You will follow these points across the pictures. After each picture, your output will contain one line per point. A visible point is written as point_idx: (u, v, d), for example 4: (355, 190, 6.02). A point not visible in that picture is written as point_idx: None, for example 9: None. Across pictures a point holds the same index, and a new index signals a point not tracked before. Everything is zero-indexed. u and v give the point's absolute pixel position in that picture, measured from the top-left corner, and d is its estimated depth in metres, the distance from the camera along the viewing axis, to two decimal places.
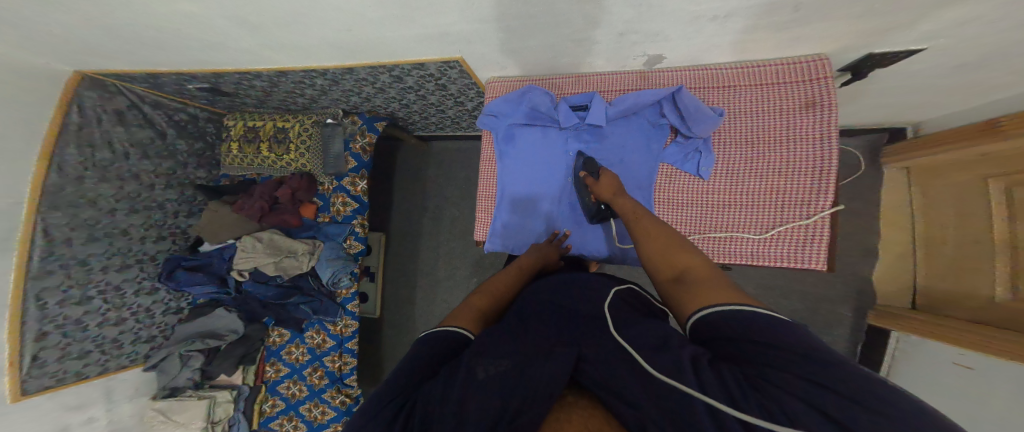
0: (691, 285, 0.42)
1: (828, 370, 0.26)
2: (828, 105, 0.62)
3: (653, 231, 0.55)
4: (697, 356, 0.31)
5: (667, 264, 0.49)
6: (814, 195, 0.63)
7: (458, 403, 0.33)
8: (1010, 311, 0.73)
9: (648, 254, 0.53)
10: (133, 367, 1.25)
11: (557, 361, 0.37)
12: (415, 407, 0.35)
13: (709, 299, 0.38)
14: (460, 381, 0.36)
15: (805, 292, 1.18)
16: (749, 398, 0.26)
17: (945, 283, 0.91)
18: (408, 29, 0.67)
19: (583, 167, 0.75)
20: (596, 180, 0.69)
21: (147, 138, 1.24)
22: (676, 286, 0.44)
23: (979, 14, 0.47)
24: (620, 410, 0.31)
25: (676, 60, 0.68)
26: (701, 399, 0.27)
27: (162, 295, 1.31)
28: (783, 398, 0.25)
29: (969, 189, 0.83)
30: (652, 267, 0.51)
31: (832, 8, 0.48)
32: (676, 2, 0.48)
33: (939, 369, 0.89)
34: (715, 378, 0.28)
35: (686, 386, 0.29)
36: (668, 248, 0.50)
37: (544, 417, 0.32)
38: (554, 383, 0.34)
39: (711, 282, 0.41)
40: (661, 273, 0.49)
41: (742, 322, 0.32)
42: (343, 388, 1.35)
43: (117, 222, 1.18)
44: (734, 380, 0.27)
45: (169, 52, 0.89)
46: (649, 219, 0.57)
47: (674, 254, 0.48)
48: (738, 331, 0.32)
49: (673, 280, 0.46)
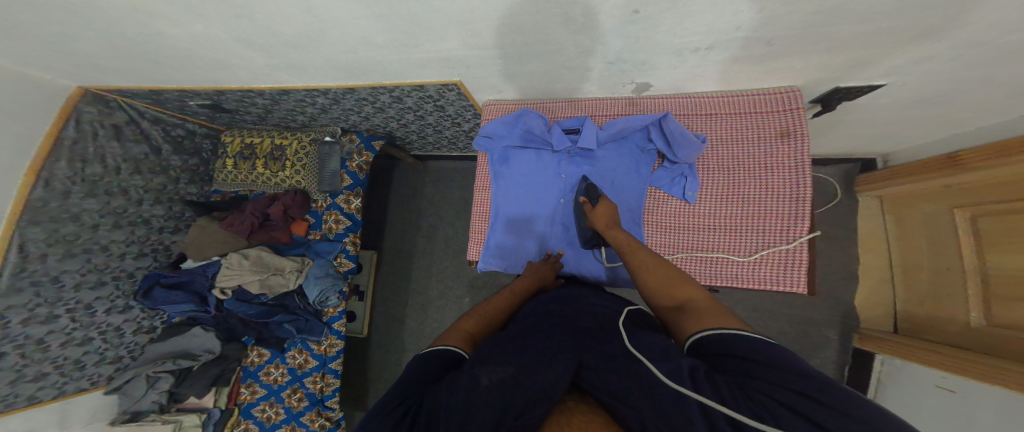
0: (690, 314, 0.43)
1: (824, 388, 0.27)
2: (801, 134, 0.65)
3: (653, 265, 0.55)
4: (693, 368, 0.32)
5: (667, 295, 0.49)
6: (793, 221, 0.66)
7: (464, 407, 0.33)
8: (989, 337, 0.73)
9: (649, 284, 0.53)
10: (92, 390, 1.18)
11: (557, 369, 0.38)
12: (420, 415, 0.35)
13: (705, 324, 0.39)
14: (463, 395, 0.35)
15: (792, 314, 1.18)
16: (740, 402, 0.28)
17: (922, 308, 0.92)
18: (410, 54, 0.70)
19: (585, 192, 0.74)
20: (593, 207, 0.69)
21: (142, 154, 1.24)
22: (676, 315, 0.45)
23: (933, 53, 0.51)
24: (620, 410, 0.32)
25: (663, 88, 0.72)
26: (693, 397, 0.29)
27: (134, 313, 1.25)
28: (777, 409, 0.26)
29: (939, 218, 0.87)
30: (655, 298, 0.51)
31: (801, 44, 0.52)
32: (660, 35, 0.53)
33: (921, 391, 0.88)
34: (712, 388, 0.30)
35: (681, 386, 0.30)
36: (668, 281, 0.51)
37: (544, 420, 0.32)
38: (556, 387, 0.35)
39: (714, 310, 0.41)
40: (665, 304, 0.49)
41: (736, 343, 0.34)
42: (323, 411, 1.30)
43: (100, 237, 1.15)
44: (729, 389, 0.29)
45: (175, 70, 0.91)
46: (645, 254, 0.57)
47: (675, 287, 0.49)
48: (731, 351, 0.34)
49: (675, 310, 0.46)
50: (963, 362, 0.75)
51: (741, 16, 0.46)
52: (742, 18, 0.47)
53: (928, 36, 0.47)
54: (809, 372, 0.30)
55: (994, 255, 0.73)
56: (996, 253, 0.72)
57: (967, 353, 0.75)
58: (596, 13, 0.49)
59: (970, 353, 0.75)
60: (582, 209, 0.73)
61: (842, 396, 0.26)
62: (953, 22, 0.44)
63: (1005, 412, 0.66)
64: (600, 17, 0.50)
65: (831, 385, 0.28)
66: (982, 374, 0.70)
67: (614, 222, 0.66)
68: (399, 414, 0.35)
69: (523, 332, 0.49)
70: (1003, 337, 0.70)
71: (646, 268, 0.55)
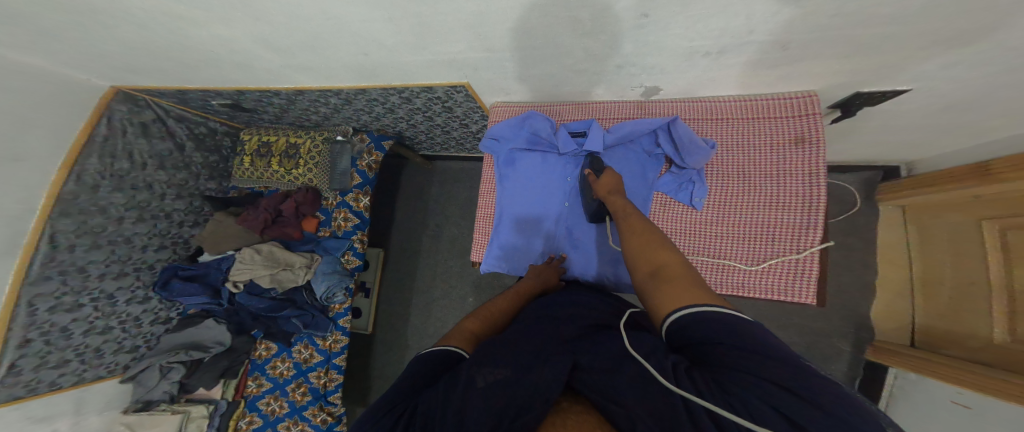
0: (665, 284, 0.42)
1: (802, 377, 0.27)
2: (816, 141, 0.63)
3: (638, 231, 0.54)
4: (676, 364, 0.33)
5: (646, 262, 0.48)
6: (803, 230, 0.63)
7: (459, 412, 0.33)
8: (1010, 354, 0.69)
9: (630, 253, 0.52)
10: (109, 378, 1.23)
11: (553, 369, 0.38)
12: (415, 417, 0.35)
13: (679, 301, 0.38)
14: (459, 395, 0.35)
15: (803, 326, 1.14)
16: (717, 396, 0.28)
17: (942, 322, 0.87)
18: (420, 56, 0.71)
19: (590, 165, 0.75)
20: (598, 178, 0.69)
21: (166, 150, 1.29)
22: (650, 283, 0.45)
23: (962, 58, 0.49)
24: (611, 410, 0.32)
25: (672, 92, 0.71)
26: (678, 394, 0.29)
27: (153, 304, 1.30)
28: (750, 399, 0.26)
29: (966, 229, 0.82)
30: (631, 265, 0.51)
31: (817, 48, 0.51)
32: (670, 38, 0.52)
33: (936, 410, 0.84)
34: (691, 380, 0.30)
35: (667, 383, 0.31)
36: (647, 247, 0.50)
37: (540, 421, 0.32)
38: (550, 389, 0.35)
39: (690, 283, 0.40)
40: (639, 270, 0.48)
41: (710, 324, 0.33)
42: (326, 406, 1.31)
43: (123, 229, 1.20)
44: (706, 383, 0.29)
45: (199, 70, 0.95)
46: (637, 219, 0.56)
47: (653, 252, 0.48)
48: (705, 335, 0.33)
49: (650, 276, 0.45)
50: (978, 378, 0.71)
51: (757, 20, 0.45)
52: (758, 21, 0.46)
53: (958, 40, 0.45)
54: (789, 360, 0.29)
55: (1022, 268, 0.68)
56: None
57: (985, 369, 0.71)
58: (607, 16, 0.49)
59: (989, 369, 0.71)
60: (587, 182, 0.73)
61: (820, 389, 0.26)
62: (986, 25, 0.42)
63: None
64: (611, 20, 0.50)
65: (810, 375, 0.27)
66: (1000, 392, 0.66)
67: (616, 189, 0.66)
68: (392, 423, 0.35)
69: (521, 332, 0.49)
70: None
71: (631, 233, 0.55)
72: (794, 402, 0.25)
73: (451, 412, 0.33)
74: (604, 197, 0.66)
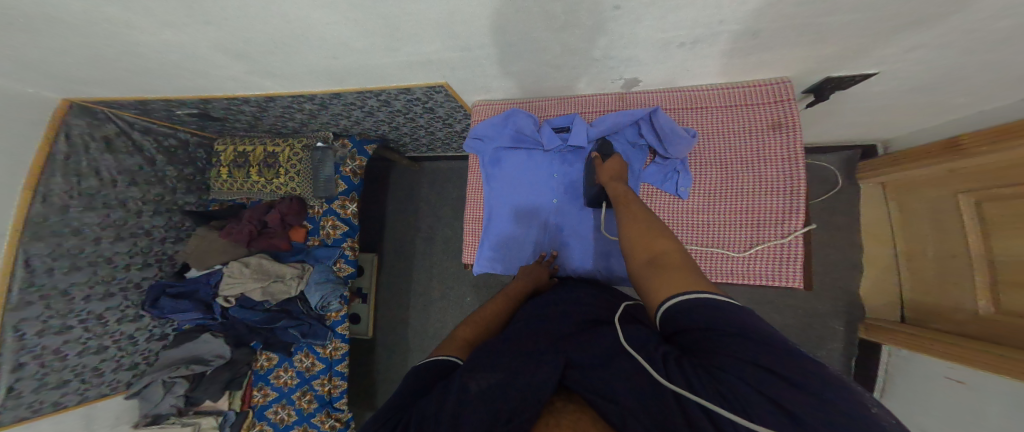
0: (664, 271, 0.43)
1: (791, 363, 0.28)
2: (793, 127, 0.64)
3: (636, 219, 0.54)
4: (666, 353, 0.34)
5: (643, 248, 0.49)
6: (786, 214, 0.65)
7: (453, 417, 0.33)
8: (998, 324, 0.73)
9: (627, 238, 0.53)
10: (113, 395, 1.22)
11: (546, 368, 0.38)
12: (409, 423, 0.36)
13: (677, 285, 0.39)
14: (453, 398, 0.35)
15: (796, 307, 1.18)
16: (708, 387, 0.28)
17: (928, 297, 0.92)
18: (394, 58, 0.69)
19: (597, 149, 0.73)
20: (603, 162, 0.68)
21: (136, 165, 1.24)
22: (647, 270, 0.45)
23: (924, 41, 0.49)
24: (604, 407, 0.32)
25: (653, 83, 0.70)
26: (670, 387, 0.30)
27: (145, 321, 1.27)
28: (738, 384, 0.27)
29: (942, 205, 0.86)
30: (627, 251, 0.51)
31: (785, 36, 0.50)
32: (645, 30, 0.51)
33: (932, 385, 0.88)
34: (679, 369, 0.31)
35: (657, 374, 0.32)
36: (644, 234, 0.50)
37: (532, 423, 0.32)
38: (542, 389, 0.35)
39: (687, 271, 0.42)
40: (636, 257, 0.49)
41: (707, 309, 0.34)
42: (333, 412, 1.32)
43: (102, 250, 1.16)
44: (695, 371, 0.30)
45: (157, 80, 0.90)
46: (637, 206, 0.57)
47: (651, 239, 0.49)
48: (699, 322, 0.34)
49: (648, 263, 0.46)
50: (970, 352, 0.75)
51: (727, 10, 0.44)
52: (727, 12, 0.45)
53: (919, 25, 0.46)
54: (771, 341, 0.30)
55: (1000, 241, 0.72)
56: (1003, 239, 0.71)
57: (974, 342, 0.76)
58: (578, 9, 0.47)
59: (978, 342, 0.75)
60: (592, 165, 0.71)
61: (799, 369, 0.27)
62: (946, 10, 0.42)
63: (1015, 402, 0.67)
64: (584, 13, 0.48)
65: (790, 355, 0.29)
66: (990, 365, 0.70)
67: (619, 176, 0.66)
68: (389, 425, 0.36)
69: (518, 335, 0.49)
70: (1011, 323, 0.70)
71: (629, 220, 0.55)
72: (781, 385, 0.26)
73: (446, 415, 0.34)
74: (605, 183, 0.66)
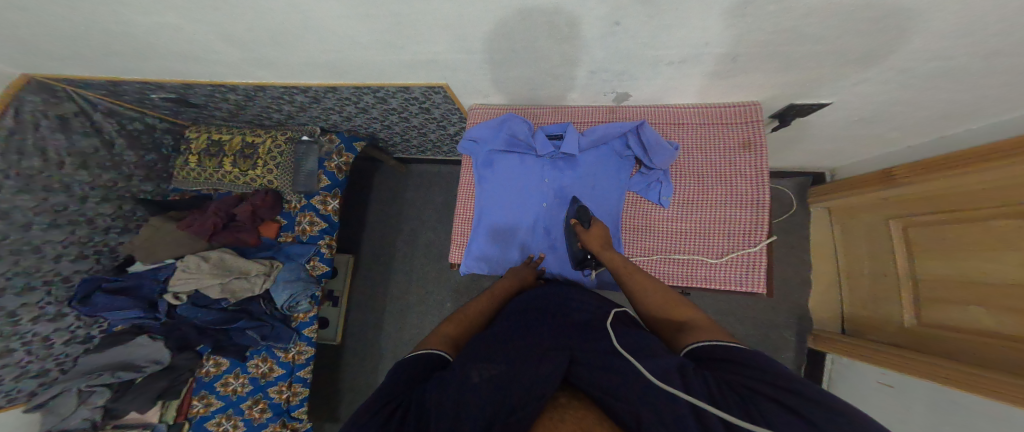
0: (690, 330, 0.45)
1: (788, 378, 0.31)
2: (760, 145, 0.72)
3: (652, 286, 0.56)
4: (682, 368, 0.35)
5: (668, 315, 0.50)
6: (755, 226, 0.72)
7: (455, 408, 0.33)
8: (920, 335, 0.84)
9: (648, 306, 0.54)
10: (8, 409, 1.05)
11: (549, 364, 0.39)
12: (408, 411, 0.35)
13: (701, 335, 0.43)
14: (454, 386, 0.36)
15: (757, 318, 1.25)
16: (731, 404, 0.30)
17: (864, 310, 1.02)
18: (397, 56, 0.71)
19: (576, 213, 0.75)
20: (585, 229, 0.70)
21: (91, 147, 1.15)
22: (677, 335, 0.46)
23: (868, 75, 0.59)
24: (610, 404, 0.33)
25: (640, 99, 0.77)
26: (686, 400, 0.31)
27: (69, 321, 1.13)
28: (764, 406, 0.29)
29: (877, 229, 0.99)
30: (653, 321, 0.52)
31: (756, 62, 0.58)
32: (638, 47, 0.56)
33: (868, 390, 0.96)
34: (701, 386, 0.33)
35: (673, 388, 0.33)
36: (667, 302, 0.52)
37: (536, 415, 0.32)
38: (546, 385, 0.35)
39: (711, 328, 0.44)
40: (663, 324, 0.50)
41: (732, 352, 0.37)
42: (289, 422, 1.22)
43: (31, 237, 1.04)
44: (719, 390, 0.32)
45: (139, 62, 0.86)
46: (643, 275, 0.58)
47: (674, 307, 0.50)
48: (721, 355, 0.37)
49: (675, 330, 0.47)
50: (899, 359, 0.84)
51: (710, 34, 0.51)
52: (712, 36, 0.51)
53: (868, 60, 0.55)
54: (773, 368, 0.33)
55: (923, 259, 0.84)
56: (926, 258, 0.83)
57: (900, 350, 0.86)
58: (579, 23, 0.52)
59: (906, 351, 0.85)
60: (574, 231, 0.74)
61: (802, 384, 0.30)
62: (888, 47, 0.51)
63: (937, 404, 0.76)
64: (583, 28, 0.53)
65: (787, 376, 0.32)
66: (914, 369, 0.79)
67: (606, 244, 0.67)
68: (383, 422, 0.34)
69: (513, 333, 0.49)
70: (934, 334, 0.80)
71: (643, 288, 0.56)
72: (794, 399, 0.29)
73: (447, 404, 0.34)
74: (597, 253, 0.67)
